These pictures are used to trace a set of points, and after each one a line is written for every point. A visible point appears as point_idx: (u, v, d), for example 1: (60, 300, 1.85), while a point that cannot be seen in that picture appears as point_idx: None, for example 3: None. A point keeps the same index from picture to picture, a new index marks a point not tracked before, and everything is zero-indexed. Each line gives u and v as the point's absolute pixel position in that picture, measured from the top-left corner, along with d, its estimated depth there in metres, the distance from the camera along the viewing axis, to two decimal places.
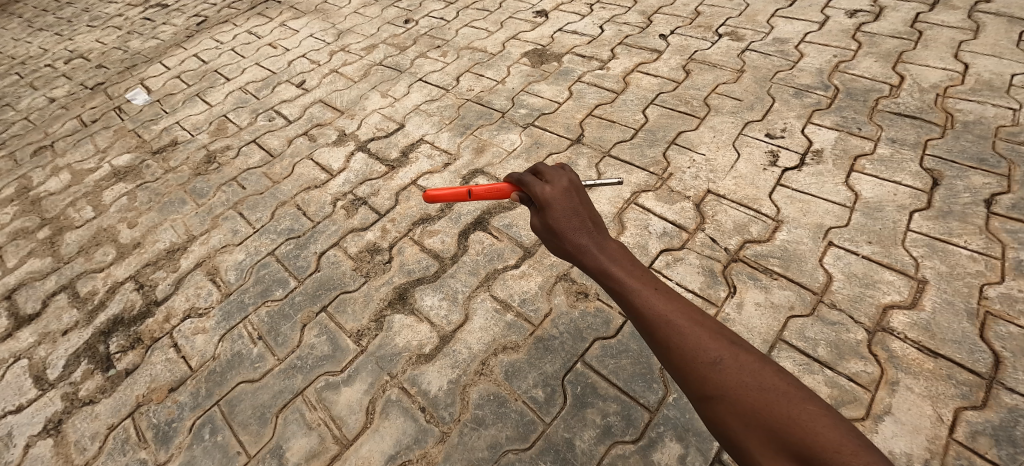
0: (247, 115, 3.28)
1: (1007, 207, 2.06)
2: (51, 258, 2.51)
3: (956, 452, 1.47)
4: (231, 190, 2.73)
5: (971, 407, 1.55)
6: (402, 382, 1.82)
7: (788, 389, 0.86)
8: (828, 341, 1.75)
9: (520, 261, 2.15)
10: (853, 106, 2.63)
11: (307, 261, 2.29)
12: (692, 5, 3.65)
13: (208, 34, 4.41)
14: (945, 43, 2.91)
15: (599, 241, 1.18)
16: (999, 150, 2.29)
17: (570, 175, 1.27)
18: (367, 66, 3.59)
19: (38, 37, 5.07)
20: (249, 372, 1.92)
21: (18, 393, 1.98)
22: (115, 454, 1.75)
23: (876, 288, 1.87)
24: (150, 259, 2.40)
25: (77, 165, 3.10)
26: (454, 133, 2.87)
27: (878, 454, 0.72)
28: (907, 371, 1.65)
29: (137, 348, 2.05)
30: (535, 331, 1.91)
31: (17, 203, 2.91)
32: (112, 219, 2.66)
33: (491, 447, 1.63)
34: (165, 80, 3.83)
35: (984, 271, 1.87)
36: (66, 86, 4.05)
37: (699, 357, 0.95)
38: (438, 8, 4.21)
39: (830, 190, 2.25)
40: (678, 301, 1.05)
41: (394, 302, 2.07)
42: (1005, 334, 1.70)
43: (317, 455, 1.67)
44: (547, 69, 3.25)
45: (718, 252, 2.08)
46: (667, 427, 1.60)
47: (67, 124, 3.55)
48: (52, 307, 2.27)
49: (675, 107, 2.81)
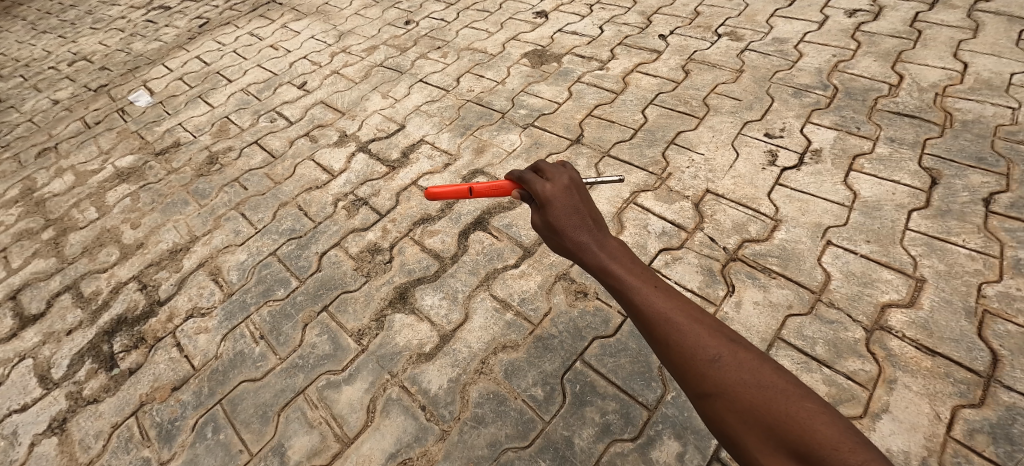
0: (249, 116, 3.31)
1: (1006, 206, 2.07)
2: (56, 258, 2.54)
3: (953, 451, 1.48)
4: (233, 191, 2.75)
5: (968, 405, 1.56)
6: (403, 381, 1.83)
7: (787, 386, 0.87)
8: (826, 340, 1.76)
9: (520, 261, 2.17)
10: (852, 105, 2.64)
11: (309, 261, 2.31)
12: (692, 5, 3.66)
13: (210, 36, 4.44)
14: (944, 42, 2.92)
15: (600, 238, 1.19)
16: (998, 149, 2.29)
17: (571, 172, 1.28)
18: (368, 67, 3.61)
19: (42, 39, 5.10)
20: (251, 371, 1.94)
21: (23, 393, 2.00)
22: (119, 452, 1.77)
23: (875, 287, 1.88)
24: (153, 259, 2.43)
25: (81, 166, 3.13)
26: (454, 134, 2.89)
27: (874, 452, 0.73)
28: (905, 370, 1.65)
29: (141, 348, 2.07)
30: (534, 330, 1.92)
31: (22, 204, 2.94)
32: (116, 220, 2.69)
33: (491, 445, 1.64)
34: (167, 82, 3.85)
35: (983, 270, 1.88)
36: (70, 88, 4.08)
37: (698, 354, 0.96)
38: (438, 9, 4.23)
39: (829, 189, 2.25)
40: (678, 299, 1.07)
41: (394, 301, 2.09)
42: (1003, 332, 1.71)
43: (318, 453, 1.69)
44: (547, 69, 3.26)
45: (717, 251, 2.09)
46: (665, 425, 1.62)
47: (71, 126, 3.58)
48: (57, 307, 2.30)
49: (674, 107, 2.82)
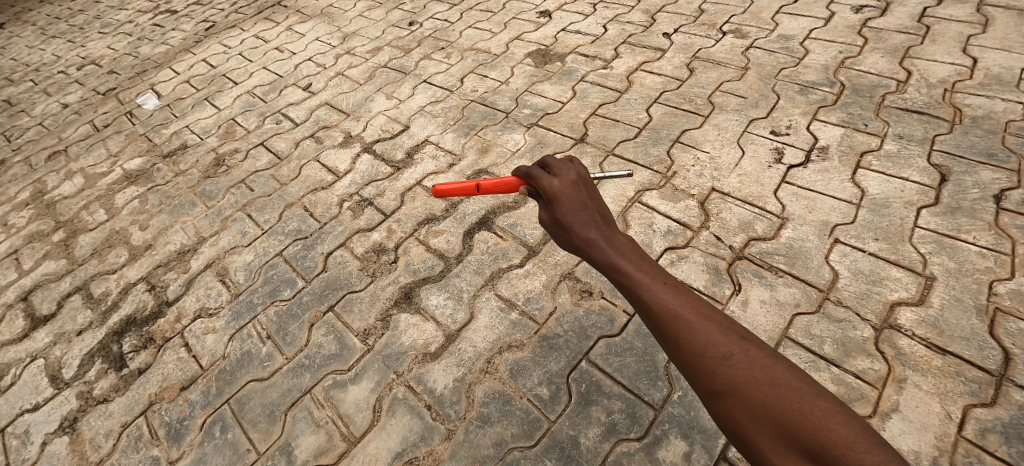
0: (255, 118, 3.33)
1: (1017, 202, 2.04)
2: (65, 260, 2.56)
3: (965, 451, 1.46)
4: (240, 192, 2.77)
5: (980, 405, 1.54)
6: (408, 381, 1.83)
7: (800, 385, 0.86)
8: (834, 338, 1.74)
9: (525, 260, 2.16)
10: (859, 102, 2.61)
11: (315, 261, 2.32)
12: (696, 3, 3.64)
13: (217, 39, 4.47)
14: (953, 37, 2.88)
15: (608, 234, 1.18)
16: (1009, 145, 2.26)
17: (578, 168, 1.28)
18: (373, 68, 3.62)
19: (50, 45, 5.16)
20: (258, 371, 1.95)
21: (35, 392, 2.02)
22: (129, 452, 1.78)
23: (884, 285, 1.86)
24: (161, 260, 2.45)
25: (90, 169, 3.17)
26: (458, 134, 2.89)
27: (891, 452, 0.71)
28: (913, 369, 1.64)
29: (150, 348, 2.09)
30: (539, 330, 1.92)
31: (33, 206, 2.98)
32: (124, 221, 2.71)
33: (496, 444, 1.64)
34: (175, 85, 3.89)
35: (994, 267, 1.85)
36: (79, 92, 4.12)
37: (708, 352, 0.95)
38: (441, 10, 4.24)
39: (836, 187, 2.24)
40: (688, 295, 1.06)
41: (400, 301, 2.10)
42: (1015, 330, 1.68)
43: (325, 452, 1.69)
44: (550, 69, 3.26)
45: (722, 250, 2.07)
46: (672, 424, 1.61)
47: (80, 129, 3.62)
48: (67, 307, 2.32)
49: (678, 106, 2.80)
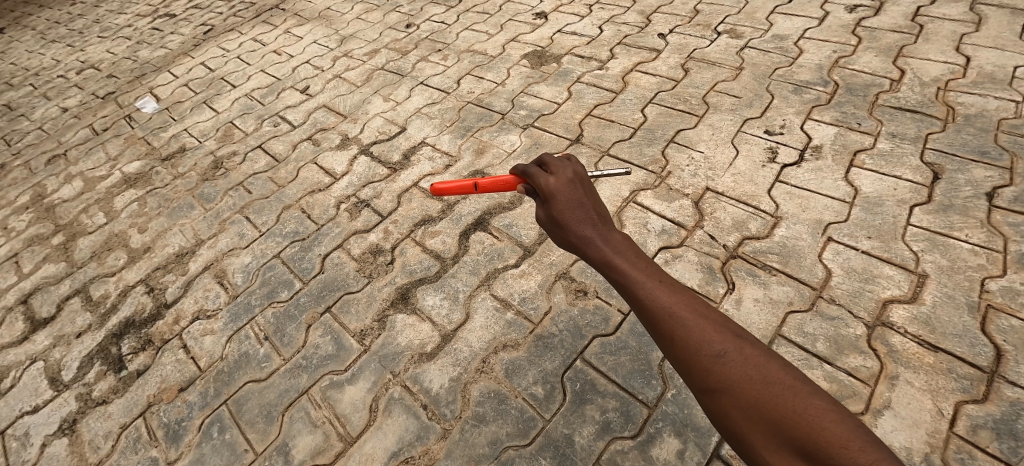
0: (253, 121, 3.35)
1: (1009, 200, 2.05)
2: (65, 263, 2.59)
3: (957, 446, 1.47)
4: (238, 195, 2.78)
5: (972, 401, 1.55)
6: (404, 381, 1.85)
7: (794, 383, 0.87)
8: (827, 336, 1.76)
9: (520, 260, 2.18)
10: (853, 101, 2.62)
11: (312, 262, 2.34)
12: (691, 4, 3.65)
13: (215, 43, 4.49)
14: (945, 36, 2.89)
15: (605, 232, 1.20)
16: (1001, 143, 2.27)
17: (575, 167, 1.30)
18: (369, 70, 3.64)
19: (51, 49, 5.19)
20: (256, 371, 1.96)
21: (35, 394, 2.04)
22: (128, 452, 1.80)
23: (876, 283, 1.88)
24: (160, 263, 2.46)
25: (89, 172, 3.19)
26: (454, 135, 2.91)
27: (885, 451, 0.72)
28: (906, 366, 1.65)
29: (148, 350, 2.10)
30: (534, 330, 1.93)
31: (32, 210, 3.00)
32: (124, 224, 2.73)
33: (491, 443, 1.66)
34: (174, 88, 3.91)
35: (986, 265, 1.87)
36: (78, 96, 4.15)
37: (704, 350, 0.96)
38: (438, 12, 4.26)
39: (830, 185, 2.25)
40: (684, 293, 1.07)
41: (396, 302, 2.11)
42: (1008, 327, 1.69)
43: (322, 452, 1.71)
44: (546, 70, 3.27)
45: (717, 249, 2.09)
46: (665, 422, 1.62)
47: (79, 133, 3.64)
48: (66, 310, 2.34)
49: (674, 107, 2.81)
